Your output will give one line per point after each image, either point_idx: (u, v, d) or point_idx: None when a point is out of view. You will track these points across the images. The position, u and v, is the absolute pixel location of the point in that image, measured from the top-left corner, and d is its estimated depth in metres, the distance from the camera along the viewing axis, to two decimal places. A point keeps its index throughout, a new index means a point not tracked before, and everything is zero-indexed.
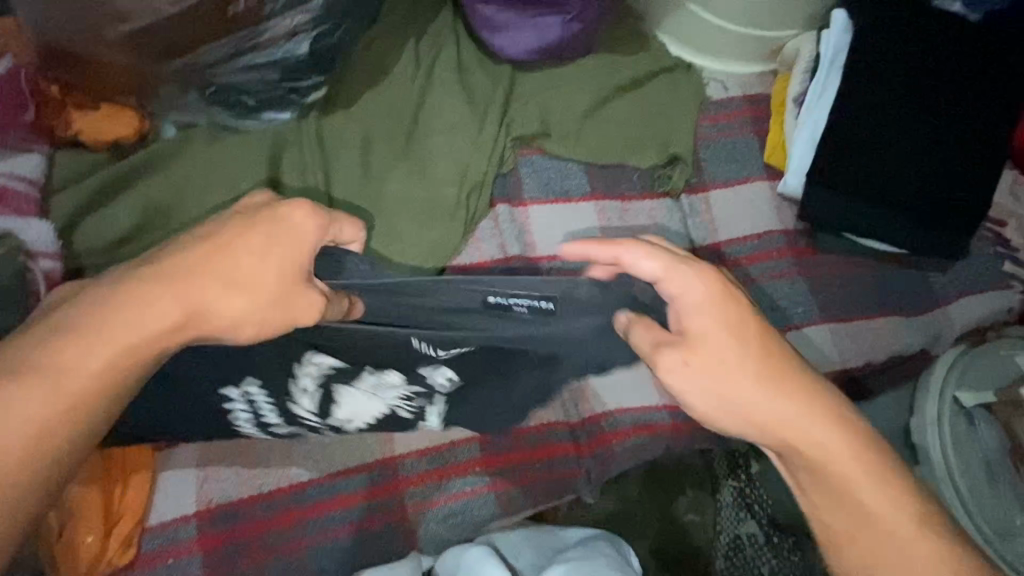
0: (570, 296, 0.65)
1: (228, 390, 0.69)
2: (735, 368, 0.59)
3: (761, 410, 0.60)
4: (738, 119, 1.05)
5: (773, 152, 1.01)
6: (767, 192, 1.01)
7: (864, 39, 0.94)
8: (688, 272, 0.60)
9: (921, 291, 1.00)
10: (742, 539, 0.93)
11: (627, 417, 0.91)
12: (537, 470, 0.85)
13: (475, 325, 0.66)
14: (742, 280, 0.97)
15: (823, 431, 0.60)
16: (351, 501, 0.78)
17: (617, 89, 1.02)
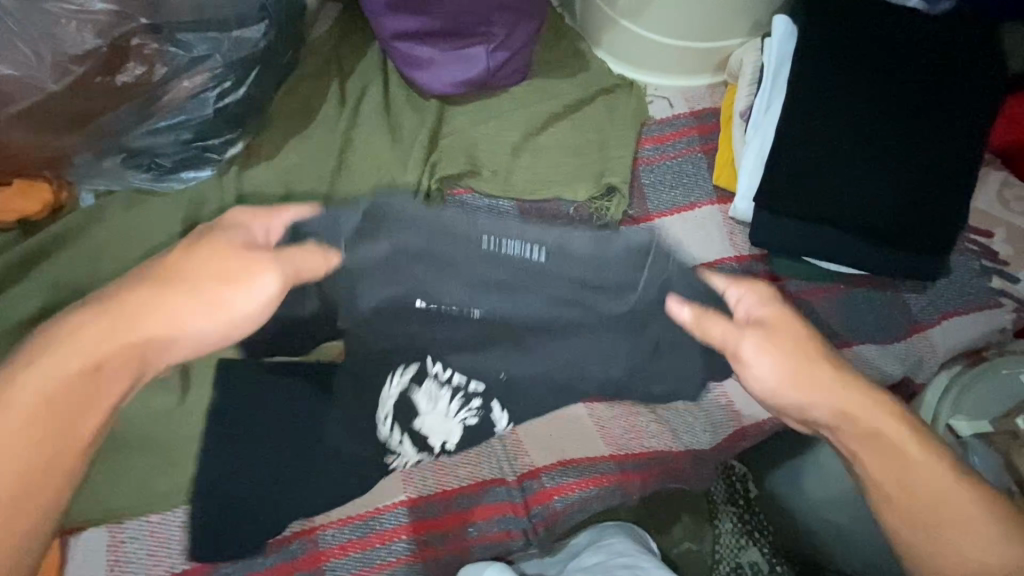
0: (564, 246, 0.69)
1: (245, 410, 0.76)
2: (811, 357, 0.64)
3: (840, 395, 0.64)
4: (685, 138, 0.98)
5: (721, 173, 0.94)
6: (717, 217, 0.94)
7: (809, 44, 0.86)
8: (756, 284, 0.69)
9: (895, 315, 0.91)
10: (745, 570, 0.85)
11: (570, 470, 0.85)
12: (469, 535, 0.81)
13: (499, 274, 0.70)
14: None
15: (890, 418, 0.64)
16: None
17: (551, 118, 0.98)
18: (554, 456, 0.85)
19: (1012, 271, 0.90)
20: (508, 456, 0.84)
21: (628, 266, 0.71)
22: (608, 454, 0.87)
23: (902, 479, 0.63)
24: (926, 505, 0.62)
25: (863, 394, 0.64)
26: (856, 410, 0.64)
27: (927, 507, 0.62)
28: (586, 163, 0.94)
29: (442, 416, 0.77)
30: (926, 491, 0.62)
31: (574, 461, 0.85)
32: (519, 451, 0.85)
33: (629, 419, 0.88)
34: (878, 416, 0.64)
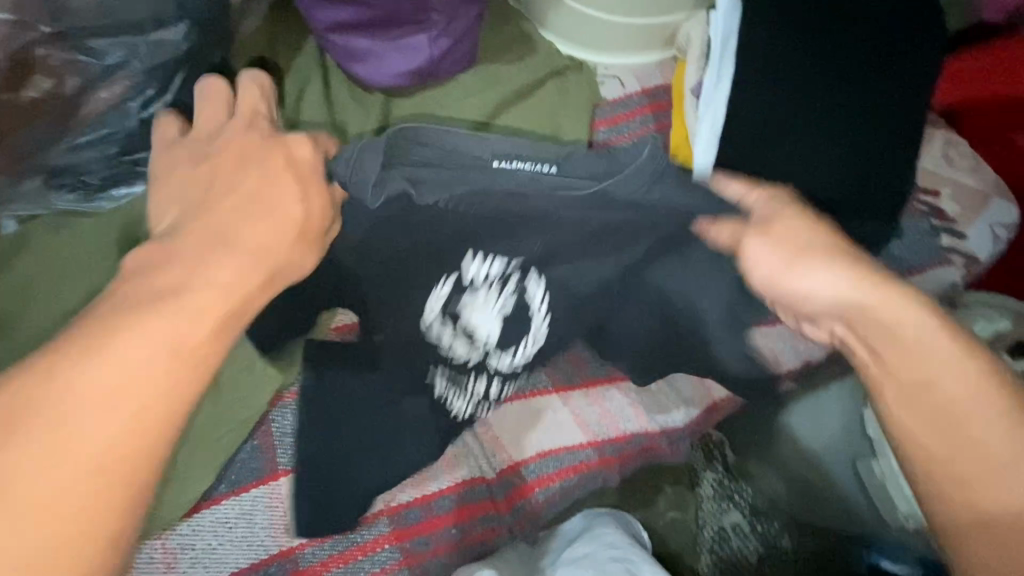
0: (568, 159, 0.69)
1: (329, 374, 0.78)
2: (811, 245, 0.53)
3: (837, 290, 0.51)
4: (638, 118, 0.97)
5: (677, 150, 0.93)
6: None
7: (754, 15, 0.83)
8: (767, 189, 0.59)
9: None
10: (725, 531, 0.85)
11: (549, 460, 0.85)
12: (453, 535, 0.80)
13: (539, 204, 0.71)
14: None
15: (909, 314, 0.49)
16: None
17: (502, 105, 0.95)
18: (534, 449, 0.85)
19: (960, 228, 0.92)
20: (486, 453, 0.84)
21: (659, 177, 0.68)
22: (586, 441, 0.86)
23: (923, 387, 0.47)
24: (950, 425, 0.46)
25: (876, 282, 0.50)
26: (880, 312, 0.49)
27: (949, 429, 0.46)
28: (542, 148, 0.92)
29: (483, 305, 0.73)
30: (947, 401, 0.47)
31: (553, 451, 0.85)
32: (497, 447, 0.84)
33: (601, 404, 0.88)
34: (918, 327, 0.48)
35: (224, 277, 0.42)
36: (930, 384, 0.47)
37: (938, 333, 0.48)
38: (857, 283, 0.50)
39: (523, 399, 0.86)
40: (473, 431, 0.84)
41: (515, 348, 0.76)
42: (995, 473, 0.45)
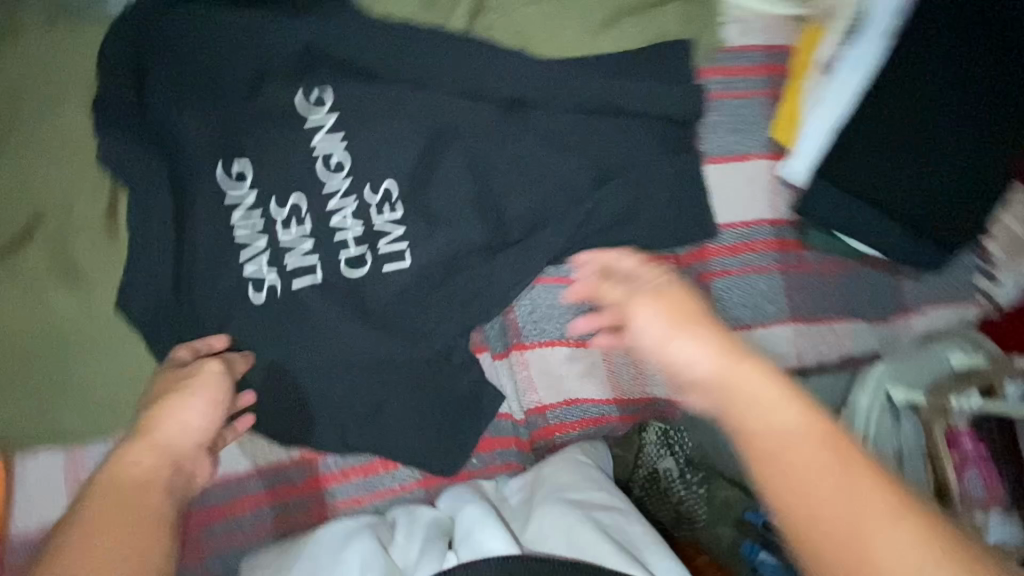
0: (446, 199, 0.73)
1: (261, 261, 0.66)
2: (726, 361, 0.54)
3: (769, 424, 0.50)
4: (753, 76, 0.88)
5: (783, 125, 0.86)
6: (767, 174, 0.88)
7: (911, 23, 0.79)
8: (687, 342, 0.56)
9: (889, 295, 0.95)
10: None
11: (575, 409, 0.84)
12: (474, 465, 0.79)
13: (488, 266, 0.74)
14: (715, 270, 0.88)
15: (783, 410, 0.50)
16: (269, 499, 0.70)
17: (620, 11, 0.82)
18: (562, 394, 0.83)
19: (997, 273, 0.97)
20: (518, 391, 0.82)
21: (482, 183, 0.75)
22: (611, 397, 0.85)
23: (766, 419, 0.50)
24: (799, 491, 0.47)
25: (726, 360, 0.54)
26: (748, 395, 0.52)
27: (780, 458, 0.49)
28: (664, 88, 0.79)
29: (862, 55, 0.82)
30: (780, 434, 0.49)
31: (579, 400, 0.83)
32: (530, 388, 0.82)
33: (639, 365, 0.85)
34: (773, 402, 0.51)
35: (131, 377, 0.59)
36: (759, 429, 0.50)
37: (832, 459, 0.47)
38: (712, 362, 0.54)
39: (566, 346, 0.82)
40: (511, 369, 0.81)
41: (877, 21, 0.82)
42: (828, 500, 0.46)
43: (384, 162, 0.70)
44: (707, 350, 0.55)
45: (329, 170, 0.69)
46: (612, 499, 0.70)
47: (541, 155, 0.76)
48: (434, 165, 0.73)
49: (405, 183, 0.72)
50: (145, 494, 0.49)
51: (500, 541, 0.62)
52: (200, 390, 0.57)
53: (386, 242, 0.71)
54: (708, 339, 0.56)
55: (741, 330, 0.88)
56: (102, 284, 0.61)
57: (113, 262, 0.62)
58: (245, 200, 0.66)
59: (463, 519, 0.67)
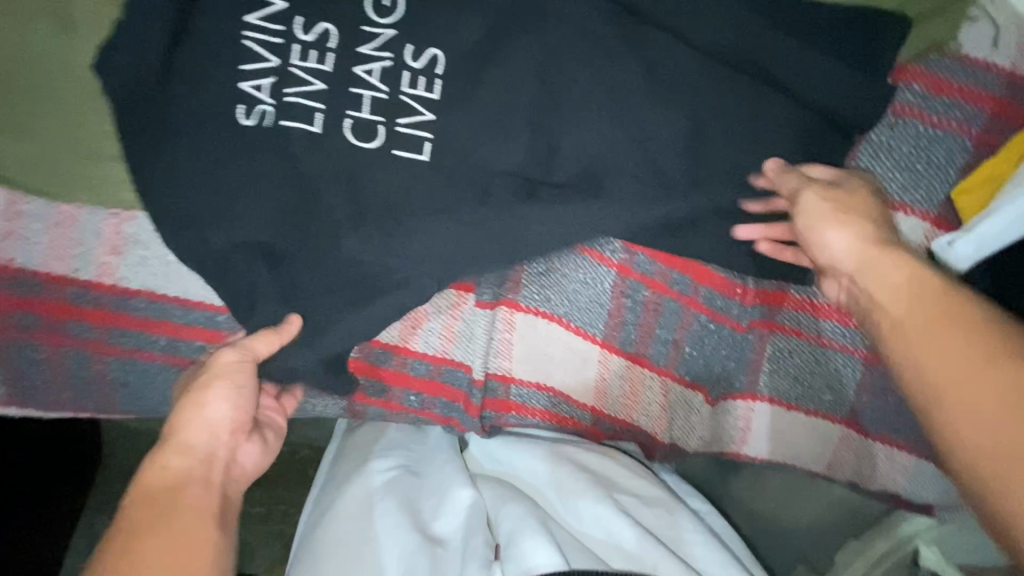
0: (497, 100, 0.58)
1: (267, 87, 0.56)
2: (869, 258, 0.48)
3: (891, 303, 0.45)
4: (968, 104, 0.62)
5: (971, 186, 0.61)
6: (916, 239, 0.64)
7: None
8: (839, 234, 0.51)
9: None
10: None
11: (542, 396, 0.73)
12: (408, 400, 0.71)
13: (512, 203, 0.60)
14: (777, 321, 0.71)
15: (893, 291, 0.45)
16: (190, 336, 0.63)
17: None
18: (535, 375, 0.72)
19: None
20: (488, 349, 0.71)
21: (549, 100, 0.59)
22: (587, 403, 0.73)
23: (892, 311, 0.44)
24: (914, 371, 0.40)
25: (873, 254, 0.48)
26: (872, 288, 0.47)
27: (903, 332, 0.42)
28: (826, 71, 0.59)
29: None
30: (914, 311, 0.42)
31: (550, 389, 0.72)
32: (503, 351, 0.71)
33: (635, 385, 0.73)
34: (894, 285, 0.45)
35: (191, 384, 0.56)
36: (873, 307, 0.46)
37: (966, 332, 0.38)
38: (847, 254, 0.50)
39: (561, 326, 0.70)
40: (491, 324, 0.71)
41: None
42: (962, 365, 0.37)
43: (442, 29, 0.58)
44: (852, 237, 0.50)
45: (378, 13, 0.57)
46: (654, 491, 0.65)
47: (636, 96, 0.58)
48: (502, 53, 0.58)
49: (459, 62, 0.58)
50: (187, 495, 0.47)
51: (542, 556, 0.55)
52: (227, 383, 0.54)
53: (407, 120, 0.58)
54: (863, 228, 0.50)
55: (774, 404, 0.73)
56: (88, 39, 0.56)
57: (105, 22, 0.56)
58: (272, 6, 0.56)
59: (505, 520, 0.61)
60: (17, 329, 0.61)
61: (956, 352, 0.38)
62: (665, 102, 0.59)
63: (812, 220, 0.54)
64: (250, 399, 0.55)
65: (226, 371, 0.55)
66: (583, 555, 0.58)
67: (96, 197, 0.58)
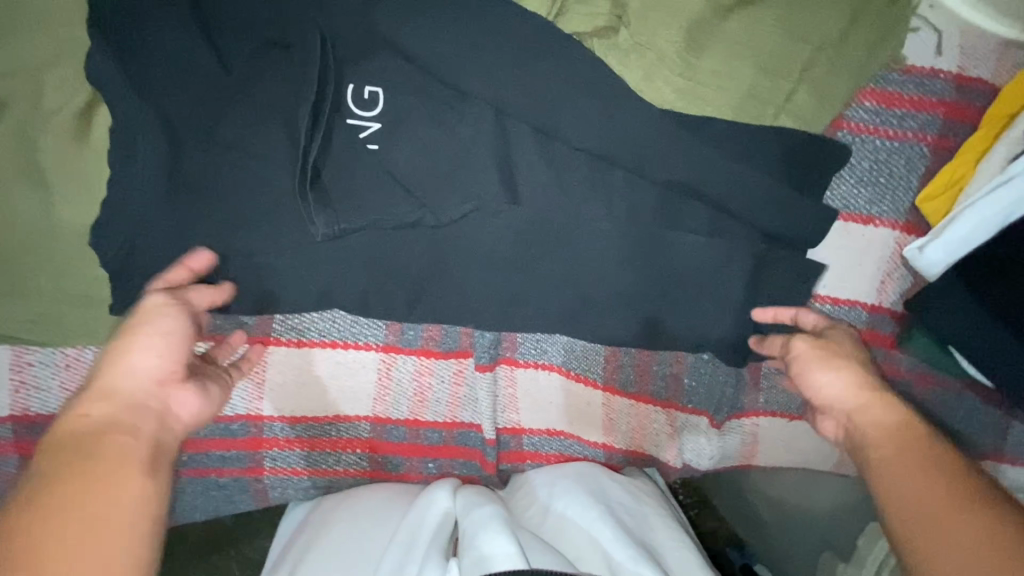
0: (464, 195, 0.62)
1: None
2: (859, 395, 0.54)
3: (880, 437, 0.50)
4: (921, 113, 0.64)
5: (934, 192, 0.63)
6: (884, 249, 0.67)
7: None
8: (833, 370, 0.56)
9: (1002, 440, 0.70)
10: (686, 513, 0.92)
11: (555, 442, 0.76)
12: (426, 469, 0.74)
13: (491, 283, 0.65)
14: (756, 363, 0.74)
15: (881, 417, 0.51)
16: (230, 445, 0.68)
17: (783, 37, 0.60)
18: (544, 422, 0.75)
19: None
20: (495, 407, 0.73)
21: (514, 195, 0.63)
22: (599, 442, 0.76)
23: (874, 420, 0.51)
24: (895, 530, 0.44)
25: (856, 378, 0.55)
26: (866, 419, 0.52)
27: (897, 468, 0.46)
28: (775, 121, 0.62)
29: None
30: (883, 441, 0.49)
31: (563, 434, 0.75)
32: (510, 405, 0.74)
33: (641, 418, 0.76)
34: (885, 420, 0.51)
35: (150, 359, 0.49)
36: (867, 436, 0.51)
37: (942, 484, 0.44)
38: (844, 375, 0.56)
39: (562, 375, 0.73)
40: (494, 383, 0.72)
41: None
42: (958, 512, 0.41)
43: (406, 138, 0.61)
44: (843, 381, 0.55)
45: (356, 152, 0.61)
46: (640, 506, 0.68)
47: (593, 175, 0.64)
48: (473, 163, 0.62)
49: (424, 174, 0.61)
50: (107, 550, 0.38)
51: (504, 549, 0.53)
52: (148, 337, 0.49)
53: (393, 253, 0.63)
54: (853, 371, 0.55)
55: (777, 416, 0.76)
56: (75, 198, 0.56)
57: (87, 183, 0.57)
58: None
59: (470, 522, 0.59)
60: None
61: (924, 488, 0.44)
62: (623, 164, 0.63)
63: (797, 338, 0.60)
64: (181, 340, 0.51)
65: (155, 312, 0.51)
66: (552, 556, 0.56)
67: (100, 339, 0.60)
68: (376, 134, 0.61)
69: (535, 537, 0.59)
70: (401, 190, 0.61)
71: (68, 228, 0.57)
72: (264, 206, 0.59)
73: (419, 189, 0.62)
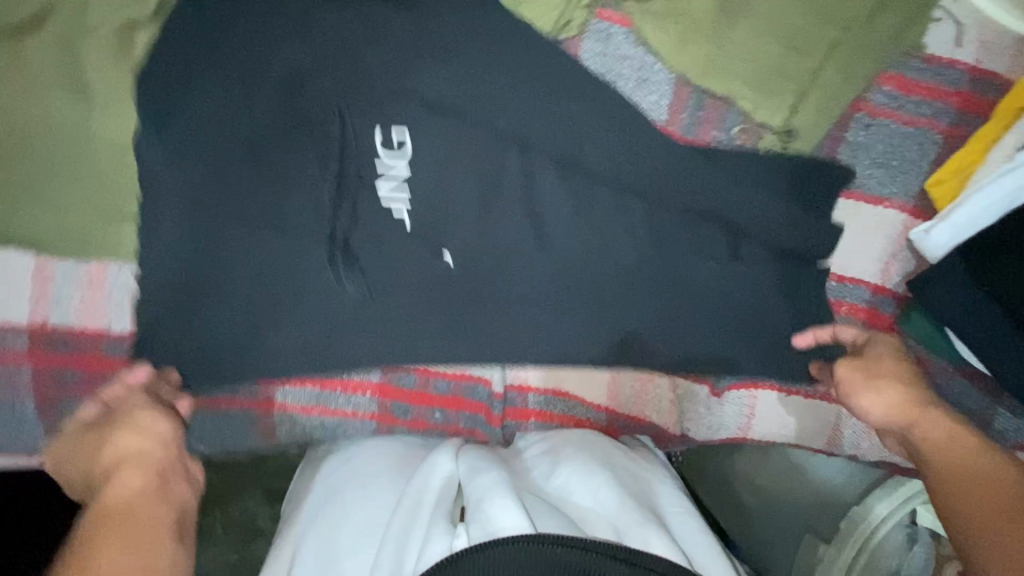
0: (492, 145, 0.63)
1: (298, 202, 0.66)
2: (916, 411, 0.59)
3: (947, 455, 0.55)
4: (935, 100, 0.66)
5: (945, 177, 0.66)
6: (890, 230, 0.69)
7: None
8: (884, 389, 0.61)
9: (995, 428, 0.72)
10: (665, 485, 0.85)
11: (560, 401, 0.77)
12: (433, 419, 0.74)
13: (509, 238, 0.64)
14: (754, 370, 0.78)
15: (944, 436, 0.57)
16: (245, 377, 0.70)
17: (812, 15, 0.63)
18: (552, 380, 0.77)
19: None
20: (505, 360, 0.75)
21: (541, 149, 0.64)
22: (602, 404, 0.78)
23: (933, 439, 0.57)
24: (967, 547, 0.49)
25: (905, 395, 0.60)
26: (923, 436, 0.58)
27: (964, 484, 0.52)
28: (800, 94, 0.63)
29: None
30: (952, 458, 0.55)
31: (568, 394, 0.77)
32: None
33: (645, 383, 0.78)
34: (949, 436, 0.56)
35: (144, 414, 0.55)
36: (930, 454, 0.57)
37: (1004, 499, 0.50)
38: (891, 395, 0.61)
39: None
40: None
41: None
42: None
43: (441, 83, 0.62)
44: (896, 399, 0.60)
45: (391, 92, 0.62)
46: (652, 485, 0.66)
47: (622, 134, 0.64)
48: (504, 114, 0.63)
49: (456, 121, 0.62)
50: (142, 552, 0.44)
51: (511, 516, 0.51)
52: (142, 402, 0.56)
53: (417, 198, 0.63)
54: (898, 389, 0.61)
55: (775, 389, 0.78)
56: (113, 112, 0.57)
57: (126, 97, 0.57)
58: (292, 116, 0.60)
59: (474, 487, 0.57)
60: (51, 388, 0.63)
61: (989, 502, 0.50)
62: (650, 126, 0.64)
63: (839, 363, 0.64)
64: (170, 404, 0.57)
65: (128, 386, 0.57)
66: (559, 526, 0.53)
67: (122, 256, 0.60)
68: (412, 77, 0.62)
69: (542, 506, 0.57)
70: (432, 134, 0.62)
71: (104, 140, 0.57)
72: (299, 138, 0.60)
73: (450, 135, 0.62)
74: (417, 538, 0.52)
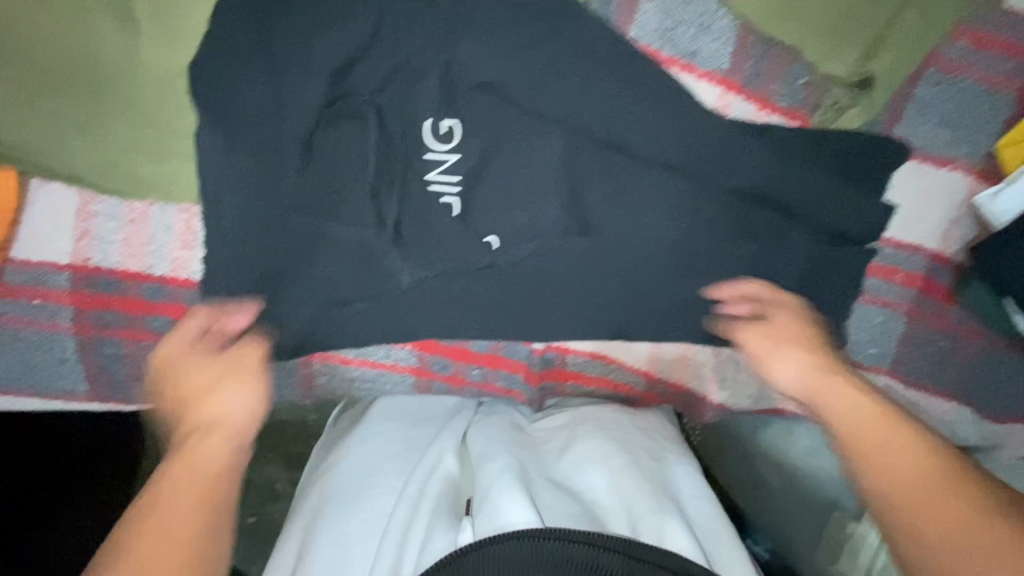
0: (548, 91, 0.61)
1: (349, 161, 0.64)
2: (810, 370, 0.56)
3: (848, 422, 0.51)
4: (1012, 57, 0.63)
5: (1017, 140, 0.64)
6: (955, 195, 0.67)
7: None
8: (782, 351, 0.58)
9: None
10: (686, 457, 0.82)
11: (598, 364, 0.75)
12: (471, 375, 0.74)
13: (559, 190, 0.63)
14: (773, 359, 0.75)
15: (848, 400, 0.53)
16: None
17: None
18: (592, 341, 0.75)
19: None
20: None
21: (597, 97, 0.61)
22: (641, 368, 0.76)
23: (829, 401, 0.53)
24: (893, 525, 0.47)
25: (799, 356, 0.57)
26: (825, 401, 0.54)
27: (865, 451, 0.50)
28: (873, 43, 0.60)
29: None
30: (853, 425, 0.51)
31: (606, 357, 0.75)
32: None
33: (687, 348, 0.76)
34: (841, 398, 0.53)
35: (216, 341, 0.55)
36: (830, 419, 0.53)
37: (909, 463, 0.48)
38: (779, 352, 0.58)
39: None
40: None
41: None
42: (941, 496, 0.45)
43: (496, 20, 0.58)
44: (803, 366, 0.56)
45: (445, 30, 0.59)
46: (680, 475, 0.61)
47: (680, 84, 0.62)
48: (561, 57, 0.60)
49: (511, 64, 0.60)
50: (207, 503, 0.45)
51: (520, 511, 0.48)
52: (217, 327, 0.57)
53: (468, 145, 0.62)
54: (810, 355, 0.57)
55: None
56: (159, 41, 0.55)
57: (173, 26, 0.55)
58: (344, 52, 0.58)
59: (482, 478, 0.54)
60: (93, 328, 0.62)
61: (903, 472, 0.47)
62: None
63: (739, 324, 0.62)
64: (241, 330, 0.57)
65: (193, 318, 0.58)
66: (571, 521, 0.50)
67: (167, 194, 0.59)
68: None
69: (554, 493, 0.53)
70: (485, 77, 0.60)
71: (149, 71, 0.55)
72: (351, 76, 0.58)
73: (504, 78, 0.60)
74: (420, 529, 0.49)
